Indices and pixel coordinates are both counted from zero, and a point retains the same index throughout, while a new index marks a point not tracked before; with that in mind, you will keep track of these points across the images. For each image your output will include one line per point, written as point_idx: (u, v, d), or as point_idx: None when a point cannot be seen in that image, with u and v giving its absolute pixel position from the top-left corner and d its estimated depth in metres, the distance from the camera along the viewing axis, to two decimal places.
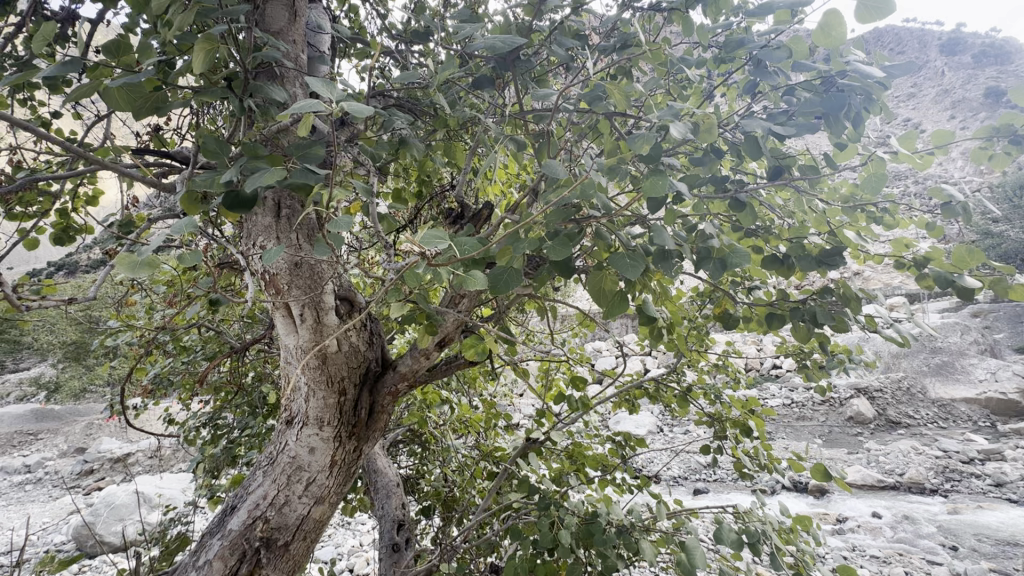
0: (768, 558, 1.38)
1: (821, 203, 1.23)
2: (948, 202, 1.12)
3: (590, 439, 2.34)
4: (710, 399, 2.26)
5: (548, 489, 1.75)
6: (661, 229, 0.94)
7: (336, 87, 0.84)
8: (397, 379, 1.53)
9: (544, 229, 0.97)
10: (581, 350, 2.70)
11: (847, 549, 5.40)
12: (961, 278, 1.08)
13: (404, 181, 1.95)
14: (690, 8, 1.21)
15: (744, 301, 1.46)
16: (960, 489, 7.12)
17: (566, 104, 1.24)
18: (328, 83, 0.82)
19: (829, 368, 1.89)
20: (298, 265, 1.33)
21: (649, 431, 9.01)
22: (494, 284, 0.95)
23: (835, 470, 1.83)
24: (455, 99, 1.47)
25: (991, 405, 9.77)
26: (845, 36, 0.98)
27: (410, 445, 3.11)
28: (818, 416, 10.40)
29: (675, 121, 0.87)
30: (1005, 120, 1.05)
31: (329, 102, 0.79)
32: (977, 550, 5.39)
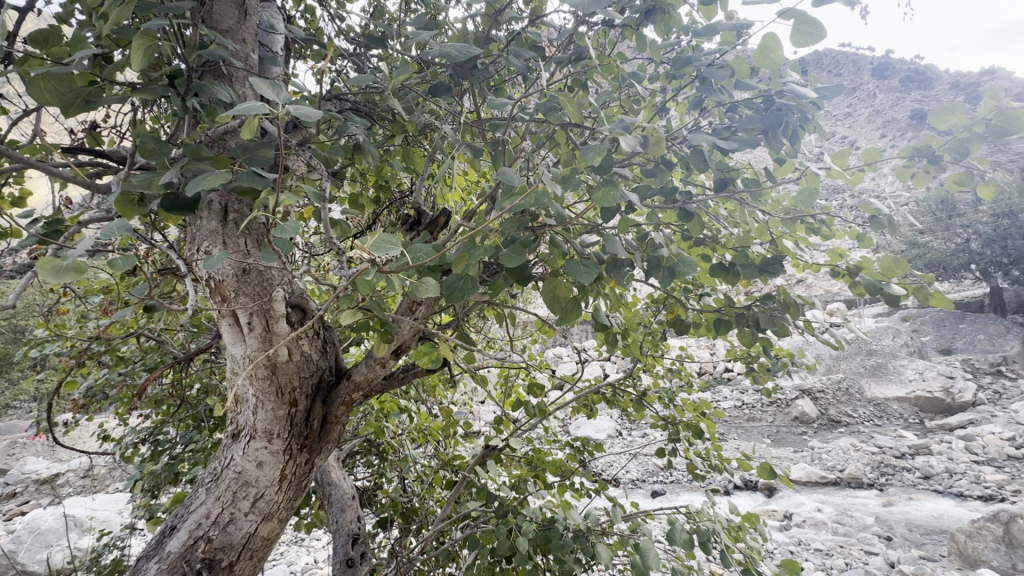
0: (718, 554, 1.42)
1: (765, 213, 1.30)
2: (875, 215, 1.21)
3: (550, 445, 2.34)
4: (665, 403, 2.31)
5: (506, 497, 1.74)
6: (614, 238, 0.96)
7: (284, 90, 0.82)
8: (351, 389, 1.49)
9: (501, 236, 0.98)
10: (541, 356, 2.72)
11: (792, 544, 5.65)
12: (888, 285, 1.17)
13: (361, 186, 1.91)
14: (643, 26, 1.26)
15: (693, 308, 1.52)
16: (894, 482, 7.61)
17: (523, 112, 1.25)
18: (275, 85, 0.80)
19: (774, 371, 1.98)
20: (247, 271, 1.28)
21: (609, 435, 9.19)
22: (449, 291, 0.95)
23: (781, 468, 1.91)
24: (411, 105, 1.46)
25: (920, 404, 10.52)
26: (782, 59, 1.05)
27: (367, 457, 3.03)
28: (767, 416, 10.90)
29: (625, 134, 0.90)
30: (925, 142, 1.15)
31: (275, 105, 0.77)
32: (909, 540, 5.75)
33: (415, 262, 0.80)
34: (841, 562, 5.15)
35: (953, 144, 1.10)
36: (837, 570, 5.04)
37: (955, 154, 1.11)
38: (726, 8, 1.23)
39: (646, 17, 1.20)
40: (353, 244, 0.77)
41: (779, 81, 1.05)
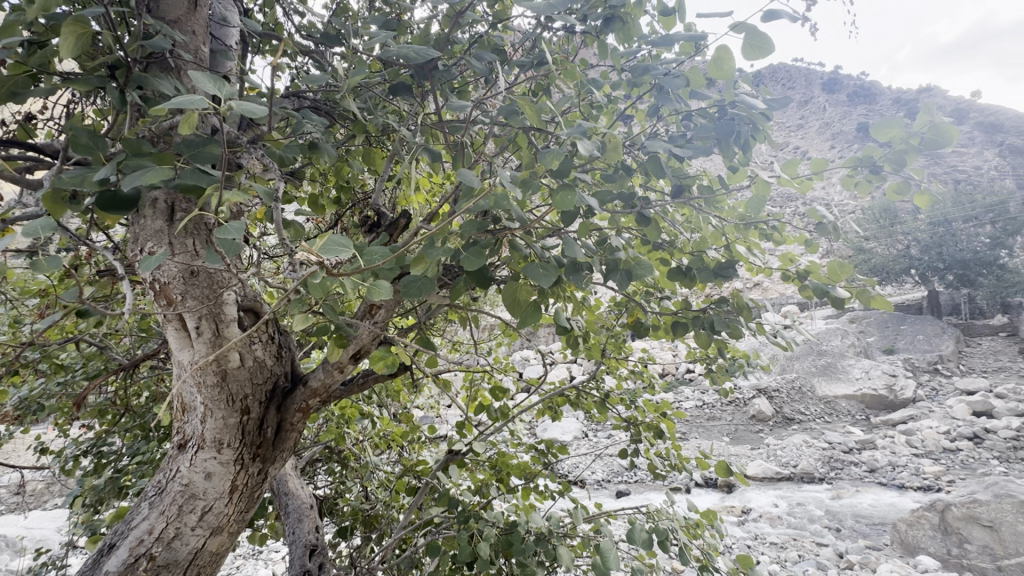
0: (676, 551, 1.45)
1: (719, 219, 1.34)
2: (821, 222, 1.27)
3: (515, 449, 2.34)
4: (627, 404, 2.35)
5: (468, 502, 1.73)
6: (572, 241, 0.97)
7: (227, 85, 0.79)
8: (307, 395, 1.45)
9: (461, 239, 0.97)
10: (506, 359, 2.71)
11: (749, 538, 5.84)
12: (834, 289, 1.23)
13: (320, 186, 1.86)
14: (603, 34, 1.28)
15: (653, 311, 1.55)
16: (842, 476, 8.01)
17: (483, 114, 1.25)
18: (218, 79, 0.77)
19: (731, 372, 2.04)
20: (195, 273, 1.23)
21: (575, 437, 9.31)
22: (408, 294, 0.94)
23: (736, 466, 1.97)
24: (370, 104, 1.43)
25: (866, 401, 11.11)
26: (734, 70, 1.09)
27: (328, 464, 2.95)
28: (726, 415, 11.28)
29: (583, 138, 0.91)
30: (868, 152, 1.21)
31: (219, 100, 0.75)
32: (856, 531, 6.04)
33: (369, 264, 0.78)
34: (794, 554, 5.35)
35: (892, 155, 1.17)
36: (791, 562, 5.24)
37: (894, 165, 1.18)
38: (683, 20, 1.26)
39: (606, 25, 1.22)
40: (301, 245, 0.75)
41: (731, 92, 1.08)
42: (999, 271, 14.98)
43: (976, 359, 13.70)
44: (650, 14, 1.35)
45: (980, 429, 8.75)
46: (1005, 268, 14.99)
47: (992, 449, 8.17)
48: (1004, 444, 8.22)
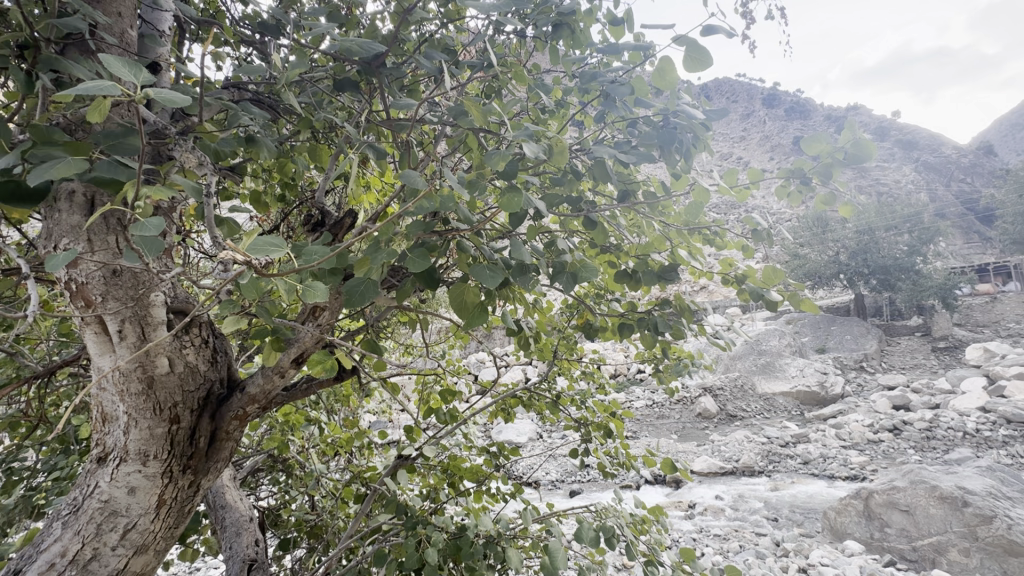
0: (623, 547, 1.48)
1: (663, 224, 1.39)
2: (756, 229, 1.34)
3: (467, 452, 2.32)
4: (578, 405, 2.38)
5: (416, 507, 1.69)
6: (519, 243, 0.97)
7: (146, 71, 0.73)
8: (244, 402, 1.38)
9: (406, 240, 0.94)
10: (459, 362, 2.69)
11: (695, 531, 6.08)
12: (768, 292, 1.30)
13: (263, 184, 1.78)
14: (554, 40, 1.29)
15: (602, 313, 1.59)
16: (779, 468, 8.50)
17: (432, 114, 1.24)
18: (135, 65, 0.72)
19: (677, 371, 2.11)
20: (117, 272, 1.15)
21: (530, 438, 9.44)
22: (349, 296, 0.91)
23: (682, 463, 2.04)
24: (314, 99, 1.38)
25: (801, 397, 11.84)
26: (676, 80, 1.13)
27: (272, 474, 2.82)
28: (674, 414, 11.75)
29: (529, 141, 0.91)
30: (798, 164, 1.29)
31: (137, 87, 0.70)
32: (791, 519, 6.43)
33: (304, 264, 0.75)
34: (736, 545, 5.59)
35: (820, 167, 1.25)
36: (733, 552, 5.46)
37: (821, 177, 1.26)
38: (632, 31, 1.31)
39: (556, 31, 1.24)
40: (228, 245, 0.70)
41: (673, 101, 1.12)
42: (914, 277, 16.43)
43: (896, 356, 14.91)
44: (600, 24, 1.39)
45: (899, 421, 9.52)
46: (920, 274, 16.44)
47: (909, 439, 8.90)
48: (919, 434, 8.98)
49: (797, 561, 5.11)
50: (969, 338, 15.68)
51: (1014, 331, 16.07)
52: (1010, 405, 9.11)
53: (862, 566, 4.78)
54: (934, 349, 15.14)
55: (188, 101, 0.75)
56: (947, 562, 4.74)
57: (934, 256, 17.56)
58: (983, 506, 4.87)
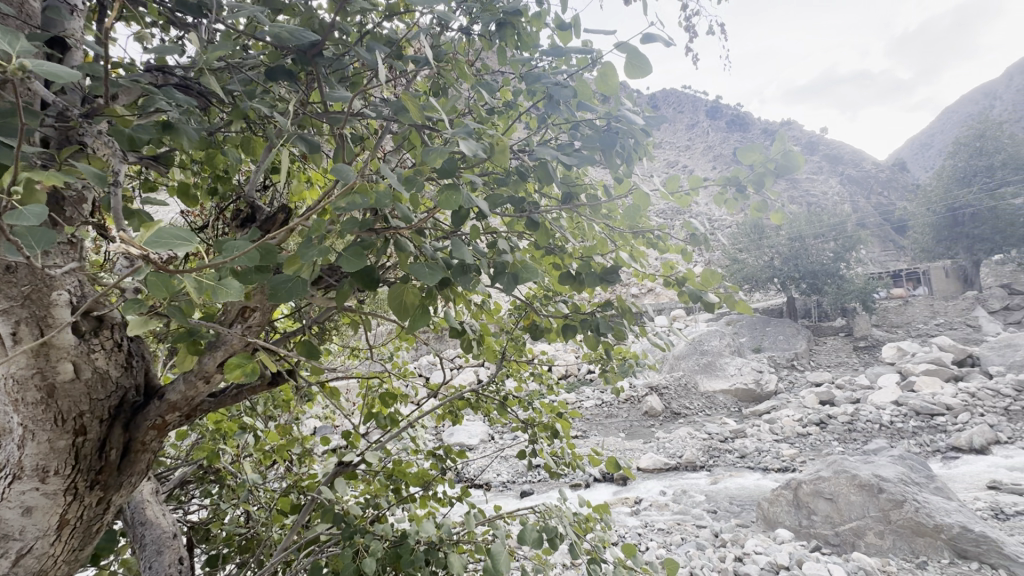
0: (567, 547, 1.49)
1: (606, 227, 1.41)
2: (694, 233, 1.39)
3: (413, 456, 2.27)
4: (525, 406, 2.38)
5: (356, 515, 1.63)
6: (459, 243, 0.95)
7: (25, 42, 0.66)
8: (163, 410, 1.29)
9: (338, 238, 0.90)
10: (405, 364, 2.62)
11: (640, 527, 6.27)
12: (705, 294, 1.34)
13: (193, 177, 1.67)
14: (500, 40, 1.28)
15: (547, 314, 1.59)
16: (719, 463, 8.92)
17: (372, 108, 1.20)
18: (10, 34, 0.65)
19: (622, 372, 2.15)
20: (11, 268, 1.03)
21: (481, 440, 9.43)
22: (276, 295, 0.85)
23: (625, 461, 2.08)
24: (245, 87, 1.29)
25: (739, 395, 12.49)
26: (617, 85, 1.15)
27: (202, 486, 2.65)
28: (622, 413, 12.09)
29: (468, 138, 0.89)
30: (734, 172, 1.35)
31: (12, 58, 0.63)
32: (729, 511, 6.75)
33: (214, 260, 0.70)
34: (678, 537, 5.77)
35: (754, 177, 1.31)
36: (675, 545, 5.63)
37: (755, 186, 1.33)
38: (578, 36, 1.32)
39: (501, 32, 1.24)
40: (125, 237, 0.64)
41: (614, 105, 1.15)
42: (839, 281, 17.71)
43: (823, 355, 16.04)
44: (548, 27, 1.39)
45: (824, 415, 10.22)
46: (843, 279, 17.74)
47: (833, 432, 9.58)
48: (842, 427, 9.69)
49: (733, 551, 5.27)
50: (885, 338, 17.06)
51: (922, 331, 17.64)
52: (918, 398, 9.97)
53: (792, 551, 5.05)
54: (855, 349, 16.41)
55: (76, 75, 0.67)
56: (865, 545, 5.11)
57: (855, 263, 19.02)
58: (896, 492, 5.26)
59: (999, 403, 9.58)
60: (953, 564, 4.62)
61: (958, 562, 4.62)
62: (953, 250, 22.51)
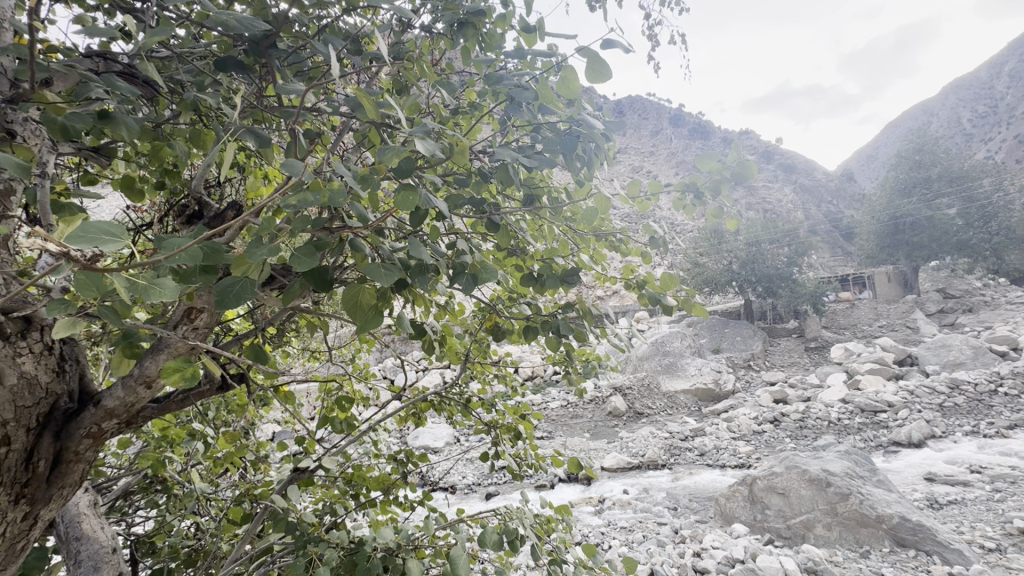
0: (528, 549, 1.48)
1: (567, 229, 1.43)
2: (654, 237, 1.42)
3: (374, 460, 2.22)
4: (487, 408, 2.36)
5: (310, 524, 1.58)
6: (418, 243, 0.93)
7: None
8: (99, 417, 1.23)
9: (290, 236, 0.87)
10: (366, 366, 2.56)
11: (603, 525, 6.36)
12: (664, 298, 1.37)
13: (137, 170, 1.59)
14: (463, 38, 1.27)
15: (509, 315, 1.59)
16: (680, 460, 9.16)
17: (328, 102, 1.17)
18: None
19: (585, 373, 2.16)
20: None
21: (446, 442, 9.36)
22: (222, 297, 0.80)
23: (587, 461, 2.09)
24: (193, 77, 1.23)
25: (699, 394, 12.89)
26: (579, 91, 1.17)
27: (147, 496, 2.50)
28: (587, 414, 12.25)
29: (425, 137, 0.87)
30: (693, 179, 1.39)
31: None
32: (689, 508, 6.94)
33: (149, 259, 0.66)
34: (639, 535, 5.87)
35: (711, 183, 1.35)
36: (637, 542, 5.72)
37: (712, 192, 1.37)
38: (542, 39, 1.33)
39: (463, 32, 1.23)
40: (45, 232, 0.60)
41: (575, 108, 1.16)
42: (792, 285, 18.52)
43: (777, 355, 16.75)
44: (512, 29, 1.39)
45: (778, 413, 10.66)
46: (796, 282, 18.57)
47: (786, 429, 10.01)
48: (794, 424, 10.14)
49: (691, 547, 5.41)
50: (833, 339, 17.94)
51: (867, 332, 18.66)
52: (863, 396, 10.54)
53: (747, 545, 5.22)
54: (807, 349, 17.21)
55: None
56: (815, 537, 5.34)
57: (807, 267, 19.93)
58: (842, 485, 5.54)
59: (934, 400, 10.23)
60: (893, 553, 4.90)
61: (898, 550, 4.90)
62: (895, 256, 23.95)
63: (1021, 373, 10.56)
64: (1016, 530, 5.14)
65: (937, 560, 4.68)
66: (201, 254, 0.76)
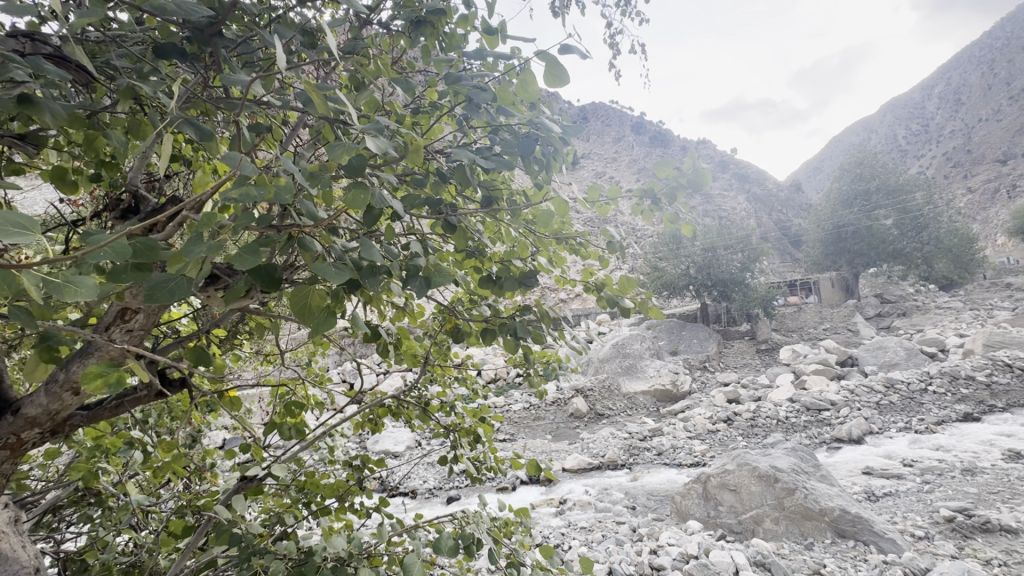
0: (485, 553, 1.45)
1: (525, 232, 1.43)
2: (612, 241, 1.44)
3: (328, 467, 2.14)
4: (447, 411, 2.32)
5: (255, 535, 1.51)
6: (370, 244, 0.90)
7: None
8: (19, 426, 1.18)
9: (233, 232, 0.82)
10: (321, 369, 2.48)
11: (563, 526, 6.41)
12: (622, 300, 1.39)
13: (66, 160, 1.48)
14: (421, 35, 1.25)
15: (468, 317, 1.58)
16: (638, 460, 9.36)
17: (279, 96, 1.12)
18: None
19: (546, 376, 2.16)
20: None
21: (407, 446, 9.22)
22: (156, 294, 0.75)
23: (546, 462, 2.09)
24: (128, 63, 1.16)
25: (658, 395, 13.24)
26: (537, 94, 1.18)
27: (78, 509, 2.32)
28: (549, 416, 12.34)
29: (376, 134, 0.85)
30: (651, 184, 1.42)
31: None
32: (646, 506, 7.11)
33: (69, 254, 0.62)
34: (598, 535, 5.94)
35: (668, 190, 1.38)
36: (596, 542, 5.78)
37: (668, 198, 1.41)
38: (504, 42, 1.33)
39: (421, 31, 1.22)
40: None
41: (533, 111, 1.16)
42: (744, 289, 19.30)
43: (730, 356, 17.44)
44: (473, 30, 1.39)
45: (731, 412, 11.07)
46: (748, 287, 19.38)
47: (738, 427, 10.41)
48: (746, 423, 10.56)
49: (648, 544, 5.50)
50: (782, 341, 18.81)
51: (813, 335, 19.68)
52: (809, 395, 11.09)
53: (701, 541, 5.38)
54: (758, 351, 17.98)
55: None
56: (763, 531, 5.56)
57: (758, 272, 20.84)
58: (789, 480, 5.79)
59: (872, 398, 10.89)
60: (835, 543, 5.16)
61: (838, 541, 5.18)
62: (838, 263, 25.40)
63: (947, 373, 11.39)
64: (942, 518, 5.54)
65: (873, 549, 4.98)
66: (128, 250, 0.71)
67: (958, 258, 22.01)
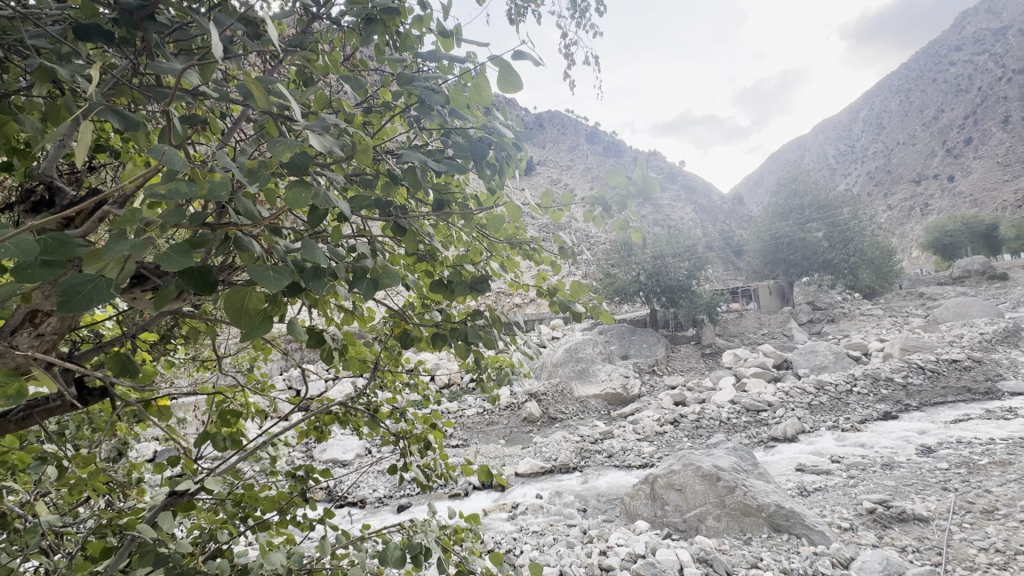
0: (434, 562, 1.42)
1: (479, 235, 1.43)
2: (564, 247, 1.45)
3: (268, 478, 2.03)
4: (397, 418, 2.25)
5: (183, 554, 1.39)
6: (313, 245, 0.87)
7: None
8: None
9: (160, 228, 0.76)
10: (263, 375, 2.36)
11: (515, 531, 6.41)
12: (573, 304, 1.40)
13: None
14: (374, 34, 1.22)
15: (419, 323, 1.54)
16: (590, 462, 9.51)
17: (217, 86, 1.06)
18: None
19: (498, 381, 2.15)
20: None
21: (356, 454, 8.95)
22: (69, 295, 0.68)
23: (497, 468, 2.07)
24: (43, 42, 1.05)
25: (609, 398, 13.53)
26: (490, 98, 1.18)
27: None
28: (503, 421, 12.32)
29: (320, 132, 0.82)
30: (602, 192, 1.45)
31: None
32: (597, 508, 7.24)
33: None
34: (550, 538, 5.96)
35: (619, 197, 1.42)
36: (547, 546, 5.80)
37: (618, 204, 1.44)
38: (459, 45, 1.32)
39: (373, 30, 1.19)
40: None
41: (485, 114, 1.16)
42: (691, 296, 20.12)
43: (678, 360, 18.08)
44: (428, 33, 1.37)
45: (677, 414, 11.47)
46: (694, 293, 20.23)
47: (684, 429, 10.79)
48: (691, 424, 10.98)
49: (598, 545, 5.59)
50: (725, 345, 19.75)
51: (752, 340, 20.78)
52: (749, 396, 11.67)
53: (648, 540, 5.53)
54: (703, 354, 18.75)
55: None
56: (706, 529, 5.78)
57: (704, 279, 21.79)
58: (729, 479, 6.06)
59: (805, 398, 11.61)
60: (771, 538, 5.41)
61: (774, 535, 5.45)
62: (775, 272, 27.02)
63: (870, 375, 12.32)
64: (864, 510, 5.97)
65: (805, 542, 5.29)
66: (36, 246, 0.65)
67: (879, 269, 23.94)
